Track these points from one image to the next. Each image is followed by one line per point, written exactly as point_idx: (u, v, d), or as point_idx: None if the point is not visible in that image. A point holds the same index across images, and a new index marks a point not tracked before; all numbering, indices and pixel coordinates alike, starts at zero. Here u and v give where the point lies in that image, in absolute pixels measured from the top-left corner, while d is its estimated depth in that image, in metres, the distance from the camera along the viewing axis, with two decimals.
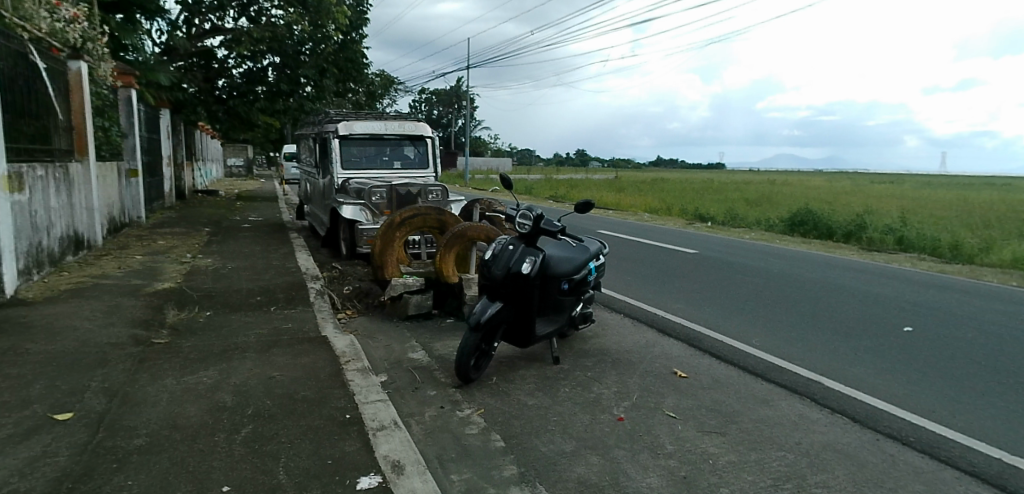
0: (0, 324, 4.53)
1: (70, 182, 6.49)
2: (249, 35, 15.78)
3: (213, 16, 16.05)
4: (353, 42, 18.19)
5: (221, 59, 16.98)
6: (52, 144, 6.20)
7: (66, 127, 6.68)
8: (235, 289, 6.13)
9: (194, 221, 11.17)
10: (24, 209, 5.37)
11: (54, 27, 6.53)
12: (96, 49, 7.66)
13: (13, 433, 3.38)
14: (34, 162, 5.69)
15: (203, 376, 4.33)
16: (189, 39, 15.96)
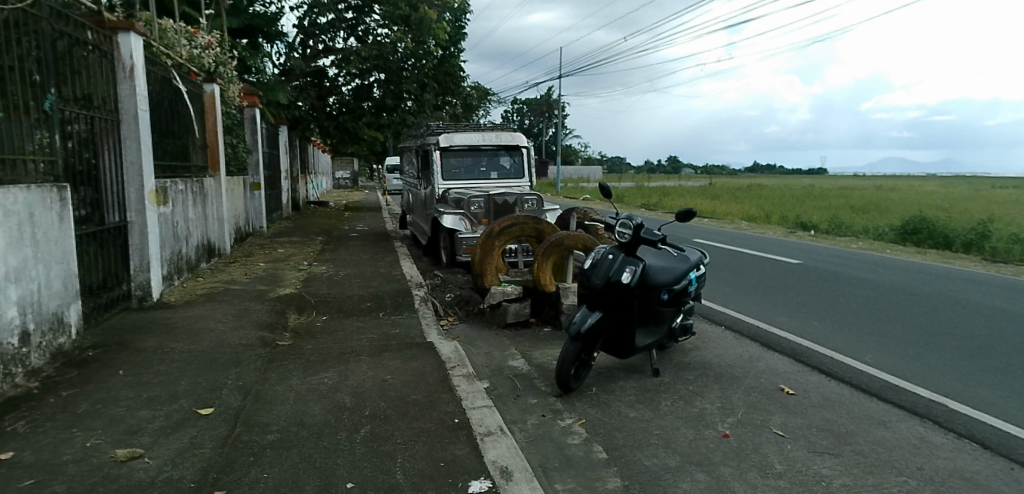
0: (151, 325, 5.01)
1: (204, 195, 7.10)
2: (357, 54, 16.95)
3: (325, 37, 17.12)
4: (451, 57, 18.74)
5: (332, 78, 17.98)
6: (191, 160, 6.82)
7: (201, 145, 7.31)
8: (347, 295, 6.45)
9: (308, 231, 11.91)
10: (168, 220, 5.94)
11: (192, 53, 7.21)
12: (226, 72, 8.36)
13: (165, 425, 3.66)
14: (176, 178, 6.26)
15: (324, 377, 4.58)
16: (305, 60, 17.14)
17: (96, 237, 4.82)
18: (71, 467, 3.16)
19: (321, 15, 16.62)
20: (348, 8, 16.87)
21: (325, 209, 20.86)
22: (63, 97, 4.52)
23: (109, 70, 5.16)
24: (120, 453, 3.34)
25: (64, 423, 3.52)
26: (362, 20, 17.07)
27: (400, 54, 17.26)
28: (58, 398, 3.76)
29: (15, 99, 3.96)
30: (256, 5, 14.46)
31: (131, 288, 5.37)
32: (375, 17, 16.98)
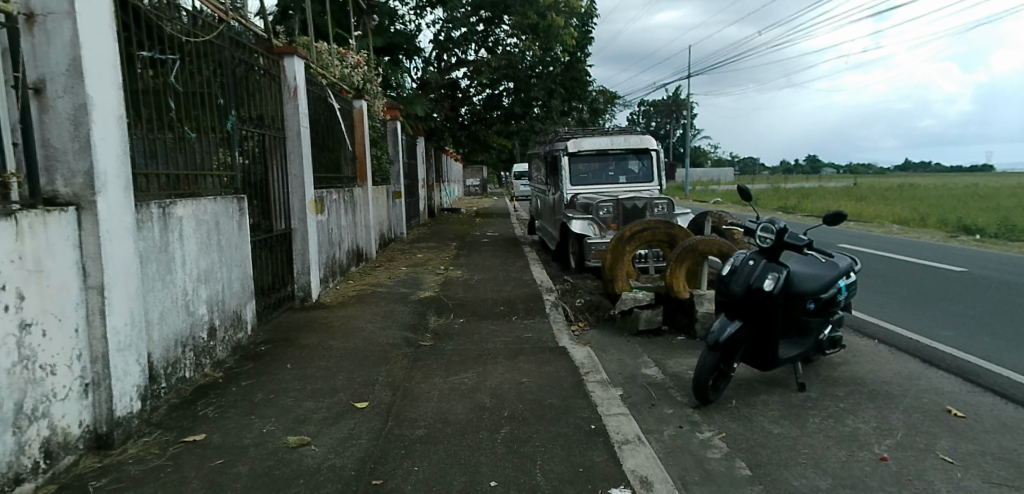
0: (310, 323, 5.47)
1: (354, 204, 7.66)
2: (489, 66, 17.47)
3: (459, 51, 17.83)
4: (577, 61, 19.00)
5: (465, 89, 18.68)
6: (343, 172, 7.39)
7: (352, 157, 7.91)
8: (482, 299, 6.66)
9: (443, 237, 12.48)
10: (324, 227, 6.47)
11: (344, 72, 7.83)
12: (372, 89, 8.99)
13: (328, 415, 3.96)
14: (330, 188, 6.81)
15: (464, 377, 4.74)
16: (441, 73, 17.97)
17: (266, 243, 5.36)
18: (252, 450, 3.50)
19: (455, 29, 17.28)
20: (479, 21, 17.44)
21: (454, 215, 21.75)
22: (242, 118, 5.09)
23: (277, 91, 5.73)
24: (291, 440, 3.65)
25: (245, 409, 3.92)
26: (492, 31, 17.67)
27: (528, 62, 17.73)
28: (239, 387, 4.21)
29: (205, 122, 4.56)
30: (396, 24, 15.42)
31: (294, 290, 5.91)
32: (505, 28, 17.46)
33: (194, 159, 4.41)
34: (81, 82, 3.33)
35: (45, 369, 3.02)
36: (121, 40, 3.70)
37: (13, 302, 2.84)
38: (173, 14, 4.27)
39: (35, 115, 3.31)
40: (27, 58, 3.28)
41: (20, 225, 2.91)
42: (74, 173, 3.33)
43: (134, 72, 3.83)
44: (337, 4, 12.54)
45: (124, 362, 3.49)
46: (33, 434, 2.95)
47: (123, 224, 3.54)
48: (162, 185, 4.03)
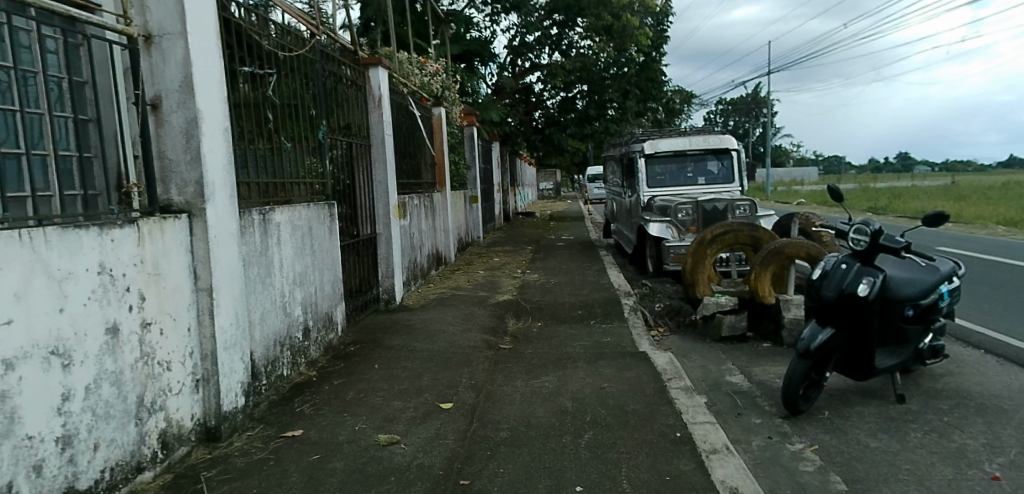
0: (394, 325, 5.63)
1: (433, 209, 7.85)
2: (563, 68, 17.46)
3: (533, 55, 17.90)
4: (653, 61, 18.70)
5: (539, 93, 18.69)
6: (423, 177, 7.58)
7: (431, 163, 8.09)
8: (559, 303, 6.65)
9: (519, 240, 12.57)
10: (406, 232, 6.65)
11: (424, 80, 8.07)
12: (450, 96, 9.20)
13: (415, 415, 4.06)
14: (411, 193, 7.00)
15: (545, 381, 4.74)
16: (515, 78, 18.09)
17: (354, 248, 5.57)
18: (346, 446, 3.63)
19: (529, 34, 17.39)
20: (553, 24, 17.46)
21: (525, 219, 21.85)
22: (331, 128, 5.32)
23: (363, 101, 5.95)
24: (381, 437, 3.75)
25: (337, 407, 4.07)
26: (565, 34, 17.65)
27: (602, 64, 17.59)
28: (332, 385, 4.38)
29: (298, 132, 4.79)
30: (472, 32, 15.69)
31: (379, 292, 6.10)
32: (579, 30, 17.39)
33: (289, 167, 4.64)
34: (192, 97, 3.57)
35: (162, 364, 3.30)
36: (226, 57, 3.95)
37: (137, 302, 3.19)
38: (269, 31, 4.52)
39: (152, 129, 3.58)
40: (146, 78, 3.56)
41: (141, 233, 3.24)
42: (187, 183, 3.58)
43: (237, 86, 4.07)
44: (416, 14, 12.90)
45: (230, 360, 3.70)
46: (152, 425, 3.21)
47: (229, 229, 3.76)
48: (262, 193, 4.26)
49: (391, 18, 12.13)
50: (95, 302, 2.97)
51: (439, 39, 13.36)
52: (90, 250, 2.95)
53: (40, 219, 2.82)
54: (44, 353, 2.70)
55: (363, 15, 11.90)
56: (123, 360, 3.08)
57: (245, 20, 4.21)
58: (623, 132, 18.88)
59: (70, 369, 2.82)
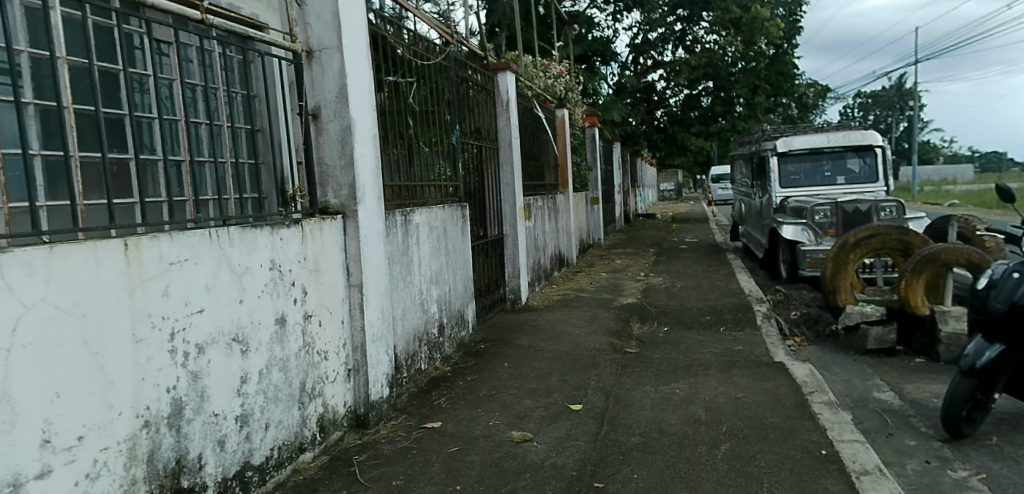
0: (521, 325, 5.73)
1: (557, 210, 7.93)
2: (687, 65, 16.94)
3: (655, 52, 17.58)
4: (783, 53, 17.67)
5: (662, 92, 18.25)
6: (547, 179, 7.68)
7: (554, 165, 8.20)
8: (686, 307, 6.47)
9: (640, 242, 12.43)
10: (531, 233, 6.78)
11: (549, 82, 8.25)
12: (573, 97, 9.29)
13: (546, 415, 4.09)
14: (535, 195, 7.11)
15: (676, 387, 4.61)
16: (636, 77, 17.80)
17: (483, 248, 5.73)
18: (481, 441, 3.73)
19: (652, 31, 17.09)
20: (676, 20, 16.98)
21: (642, 221, 21.48)
22: (464, 132, 5.53)
23: (492, 105, 6.13)
24: (515, 435, 3.82)
25: (472, 402, 4.21)
26: (690, 29, 17.05)
27: (729, 58, 17.00)
28: (465, 381, 4.54)
29: (434, 136, 5.02)
30: (594, 32, 15.71)
31: (506, 292, 6.26)
32: (704, 24, 16.81)
33: (426, 170, 4.86)
34: (346, 106, 3.83)
35: (320, 354, 3.57)
36: (374, 68, 4.22)
37: (301, 296, 3.49)
38: (407, 41, 4.77)
39: (313, 138, 3.87)
40: (308, 89, 3.86)
41: (304, 231, 3.54)
42: (341, 186, 3.85)
43: (381, 94, 4.34)
44: (539, 18, 13.13)
45: (377, 353, 3.94)
46: (313, 410, 3.49)
47: (376, 229, 4.02)
48: (403, 195, 4.51)
49: (516, 22, 12.44)
50: (268, 295, 3.28)
51: (561, 41, 13.49)
52: (264, 247, 3.28)
53: (223, 220, 3.18)
54: (227, 340, 3.03)
55: (489, 21, 12.31)
56: (289, 348, 3.37)
57: (388, 31, 4.48)
58: (752, 129, 17.94)
59: (247, 354, 3.13)
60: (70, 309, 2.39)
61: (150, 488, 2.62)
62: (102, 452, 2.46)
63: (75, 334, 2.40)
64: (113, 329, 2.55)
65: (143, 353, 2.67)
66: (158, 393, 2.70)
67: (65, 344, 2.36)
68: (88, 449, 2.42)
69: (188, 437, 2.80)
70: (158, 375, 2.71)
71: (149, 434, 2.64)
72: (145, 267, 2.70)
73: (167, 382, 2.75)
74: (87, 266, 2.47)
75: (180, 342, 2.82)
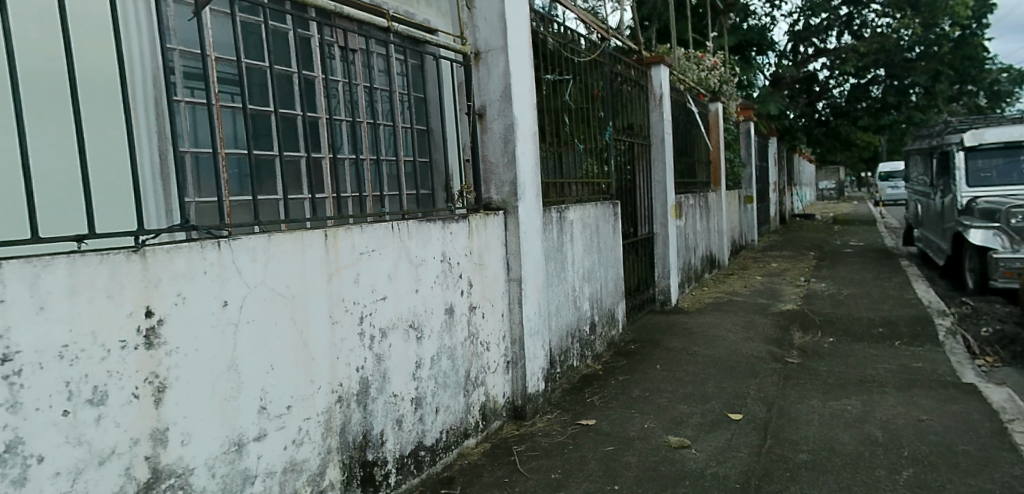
0: (673, 327, 5.66)
1: (709, 209, 7.75)
2: (855, 52, 15.63)
3: (816, 40, 16.36)
4: (972, 34, 15.65)
5: (824, 82, 17.00)
6: (699, 177, 7.51)
7: (707, 161, 7.96)
8: (854, 317, 5.99)
9: (798, 244, 11.72)
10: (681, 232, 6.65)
11: (702, 76, 8.09)
12: (727, 90, 9.02)
13: (703, 422, 3.95)
14: (687, 193, 6.98)
15: (847, 404, 4.25)
16: (797, 67, 16.58)
17: (634, 247, 5.71)
18: (638, 443, 3.68)
19: (814, 17, 15.95)
20: (843, 4, 15.71)
21: (794, 221, 20.19)
22: (617, 129, 5.52)
23: (645, 99, 6.09)
24: (672, 440, 3.71)
25: (625, 402, 4.17)
26: (859, 12, 15.71)
27: (904, 42, 15.44)
28: (617, 380, 4.51)
29: (588, 133, 5.06)
30: (749, 20, 14.99)
31: (656, 293, 6.23)
32: (876, 6, 15.41)
33: (579, 167, 4.89)
34: (510, 105, 3.94)
35: (483, 345, 3.71)
36: (534, 68, 4.31)
37: (467, 288, 3.65)
38: (567, 39, 4.85)
39: (478, 136, 4.02)
40: (476, 89, 4.01)
41: (471, 226, 3.72)
42: (504, 183, 3.98)
43: (540, 92, 4.44)
44: (692, 9, 12.81)
45: (533, 347, 4.03)
46: (476, 398, 3.63)
47: (534, 226, 4.12)
48: (558, 193, 4.57)
49: (669, 15, 12.21)
50: (439, 286, 3.48)
51: (714, 31, 12.99)
52: (436, 240, 3.49)
53: (401, 214, 3.42)
54: (405, 326, 3.25)
55: (642, 17, 12.25)
56: (457, 337, 3.54)
57: (547, 31, 4.56)
58: (933, 121, 16.04)
59: (421, 341, 3.33)
60: (282, 291, 2.71)
61: (342, 458, 2.86)
62: (305, 422, 2.73)
63: (285, 313, 2.71)
64: (315, 310, 2.84)
65: (338, 333, 2.93)
66: (349, 371, 2.95)
67: (277, 322, 2.68)
68: (295, 417, 2.69)
69: (373, 415, 3.02)
70: (349, 356, 2.96)
71: (342, 408, 2.89)
72: (341, 255, 2.97)
73: (356, 362, 2.99)
74: (295, 254, 2.77)
75: (367, 325, 3.06)
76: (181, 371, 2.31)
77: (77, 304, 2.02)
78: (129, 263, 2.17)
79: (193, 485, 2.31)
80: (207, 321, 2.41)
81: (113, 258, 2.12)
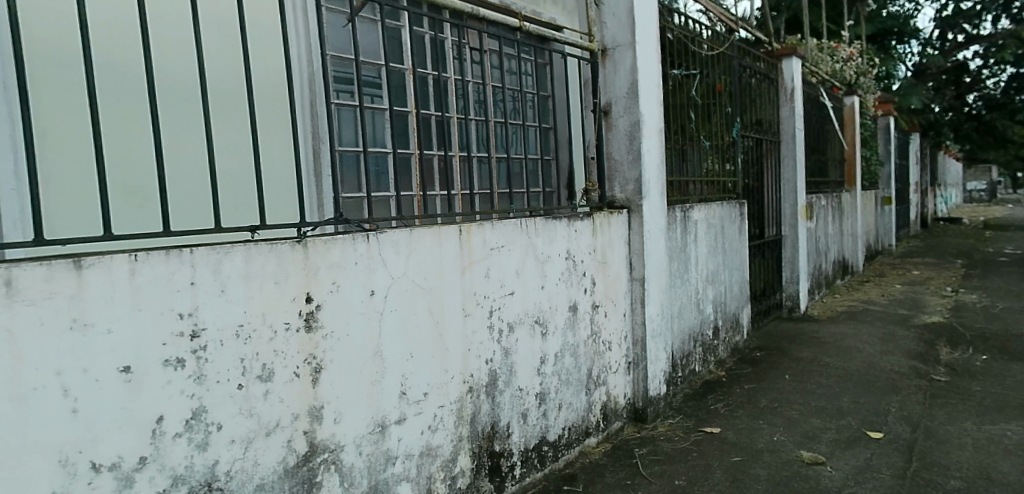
0: (802, 337, 5.52)
1: (841, 211, 7.49)
2: (1016, 35, 13.95)
3: (968, 26, 14.93)
4: None
5: (976, 71, 15.33)
6: (830, 175, 7.26)
7: (840, 159, 7.64)
8: (1015, 333, 5.37)
9: (947, 251, 10.75)
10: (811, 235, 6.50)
11: (837, 69, 7.74)
12: (864, 82, 8.60)
13: (838, 439, 3.71)
14: (819, 193, 6.81)
15: (1008, 429, 3.77)
16: (945, 55, 15.11)
17: (760, 249, 5.72)
18: (768, 456, 3.51)
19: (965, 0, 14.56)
20: None
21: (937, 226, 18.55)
22: (744, 125, 5.47)
23: (774, 94, 6.04)
24: (805, 455, 3.51)
25: (752, 413, 4.06)
26: None
27: None
28: (742, 389, 4.46)
29: (715, 130, 4.95)
30: (890, 7, 13.98)
31: (783, 298, 6.19)
32: None
33: (703, 166, 4.77)
34: (636, 102, 3.88)
35: (605, 344, 3.72)
36: (662, 63, 4.22)
37: (591, 286, 3.66)
38: (696, 33, 4.76)
39: (603, 134, 4.00)
40: (601, 86, 3.98)
41: (595, 224, 3.71)
42: (628, 181, 3.93)
43: (666, 88, 4.35)
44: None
45: (655, 349, 4.01)
46: (598, 397, 3.64)
47: (658, 225, 4.05)
48: (681, 192, 4.48)
49: (801, 4, 11.62)
50: (563, 283, 3.50)
51: (851, 19, 12.20)
52: (562, 238, 3.51)
53: (528, 211, 3.47)
54: (531, 321, 3.30)
55: (774, 10, 11.87)
56: (580, 335, 3.56)
57: (676, 26, 4.48)
58: None
59: (546, 337, 3.37)
60: (421, 283, 2.81)
61: (471, 446, 2.95)
62: (440, 409, 2.84)
63: (423, 305, 2.81)
64: (450, 302, 2.93)
65: (470, 326, 3.01)
66: (479, 363, 3.03)
67: (417, 312, 2.79)
68: (431, 404, 2.80)
69: (500, 407, 3.09)
70: (480, 348, 3.03)
71: (473, 398, 2.98)
72: (473, 250, 3.05)
73: (485, 354, 3.06)
74: (433, 247, 2.87)
75: (496, 319, 3.13)
76: (335, 354, 2.47)
77: (251, 289, 2.22)
78: (293, 252, 2.35)
79: (343, 461, 2.45)
80: (357, 308, 2.56)
81: (280, 248, 2.30)
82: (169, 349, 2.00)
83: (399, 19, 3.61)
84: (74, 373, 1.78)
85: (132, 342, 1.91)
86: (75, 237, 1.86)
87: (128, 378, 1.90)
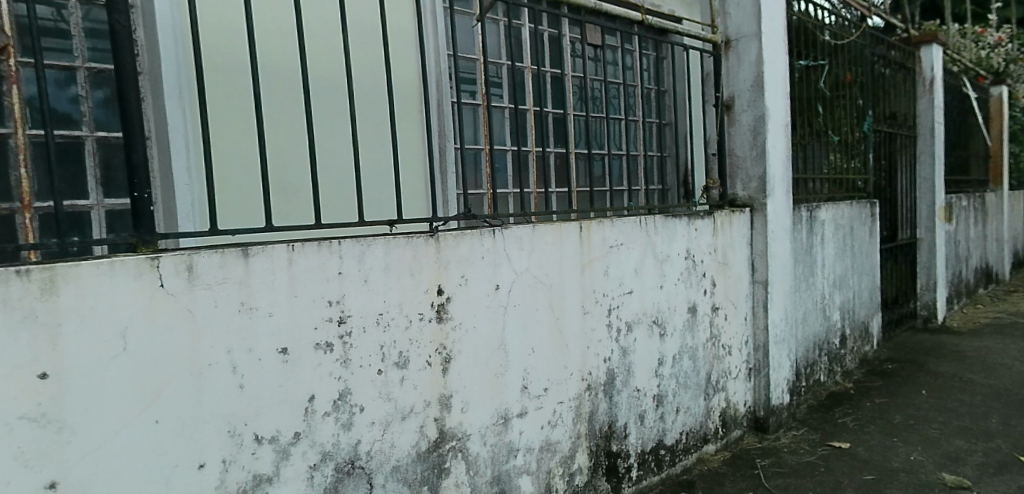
0: (940, 351, 5.11)
1: (986, 213, 6.85)
2: None
3: None
4: None
5: None
6: (974, 174, 6.65)
7: (985, 156, 6.98)
8: None
9: None
10: (951, 239, 6.01)
11: (981, 56, 7.08)
12: (1014, 70, 7.80)
13: (987, 463, 3.35)
14: (961, 193, 6.27)
15: None
16: None
17: (892, 253, 5.38)
18: (904, 476, 3.25)
19: None
20: None
21: None
22: (876, 118, 5.15)
23: (912, 85, 5.64)
24: (947, 478, 3.20)
25: (884, 429, 3.81)
26: None
27: None
28: (872, 403, 4.20)
29: (844, 125, 4.68)
30: None
31: (917, 307, 5.78)
32: None
33: (828, 164, 4.53)
34: (762, 95, 3.71)
35: (724, 348, 3.67)
36: (788, 54, 4.00)
37: (710, 287, 3.58)
38: (826, 22, 4.50)
39: (724, 130, 3.87)
40: (724, 79, 3.84)
41: (716, 224, 3.60)
42: (751, 178, 3.81)
43: (792, 80, 4.13)
44: None
45: (778, 355, 3.91)
46: (716, 403, 3.60)
47: (782, 226, 3.89)
48: (806, 190, 4.31)
49: None
50: (682, 283, 3.42)
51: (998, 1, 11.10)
52: (681, 237, 3.42)
53: (648, 208, 3.40)
54: (649, 321, 3.25)
55: None
56: (699, 338, 3.51)
57: (804, 14, 4.26)
58: None
59: (664, 338, 3.31)
60: (543, 278, 2.81)
61: (589, 444, 2.95)
62: (559, 405, 2.85)
63: (545, 300, 2.82)
64: (571, 300, 2.91)
65: (589, 323, 2.99)
66: (598, 361, 3.01)
67: (539, 309, 2.80)
68: (551, 400, 2.82)
69: (618, 406, 3.08)
70: (598, 346, 3.01)
71: (591, 396, 2.97)
72: (594, 247, 3.01)
73: (604, 353, 3.04)
74: (555, 243, 2.86)
75: (615, 318, 3.09)
76: (463, 345, 2.53)
77: (389, 280, 2.32)
78: (426, 246, 2.44)
79: (469, 450, 2.52)
80: (483, 302, 2.60)
81: (416, 241, 2.40)
82: (320, 333, 2.13)
83: (519, 17, 3.65)
84: (242, 352, 1.95)
85: (290, 326, 2.06)
86: (242, 228, 2.03)
87: (285, 358, 2.04)
